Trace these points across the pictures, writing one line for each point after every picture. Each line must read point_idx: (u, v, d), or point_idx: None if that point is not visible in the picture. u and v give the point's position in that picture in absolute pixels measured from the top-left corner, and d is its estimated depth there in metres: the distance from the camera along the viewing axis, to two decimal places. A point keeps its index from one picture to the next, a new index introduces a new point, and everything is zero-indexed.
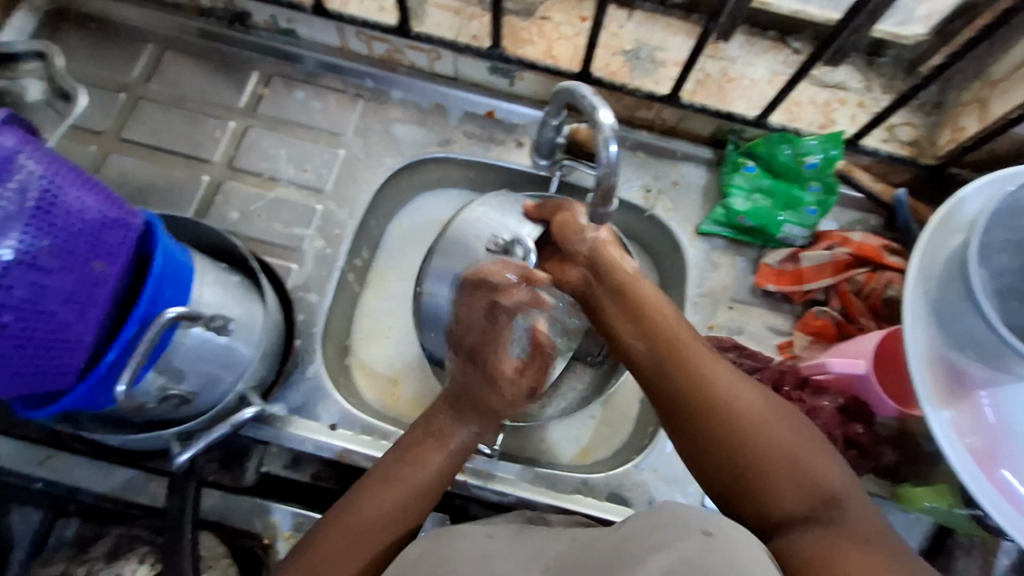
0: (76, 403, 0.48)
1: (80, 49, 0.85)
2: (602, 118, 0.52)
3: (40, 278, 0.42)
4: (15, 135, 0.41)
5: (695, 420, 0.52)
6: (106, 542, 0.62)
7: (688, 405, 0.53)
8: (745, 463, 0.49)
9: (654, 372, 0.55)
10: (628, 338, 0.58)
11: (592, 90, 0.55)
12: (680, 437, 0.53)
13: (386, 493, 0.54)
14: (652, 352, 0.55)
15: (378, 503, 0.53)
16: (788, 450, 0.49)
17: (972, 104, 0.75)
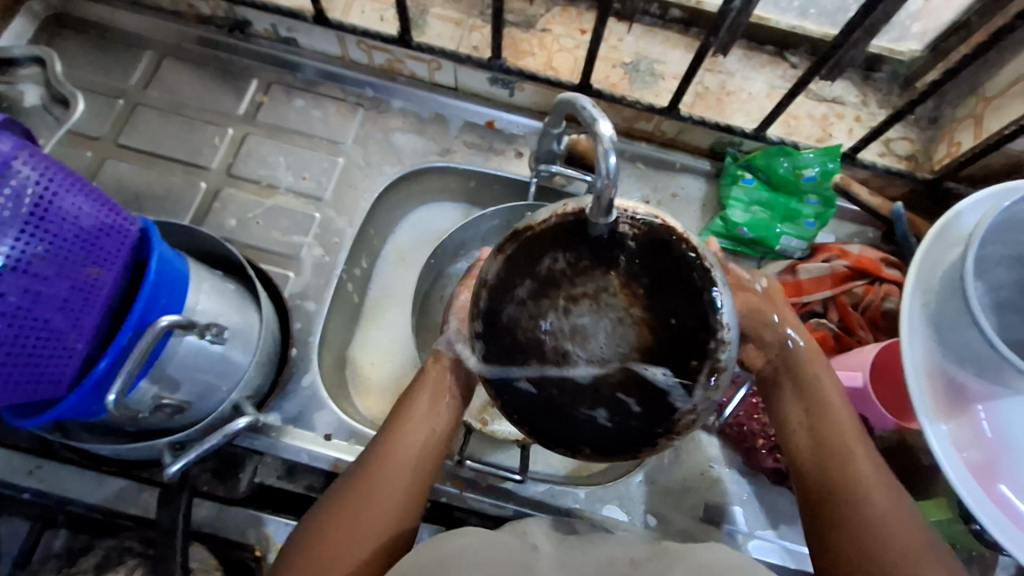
0: (68, 413, 0.47)
1: (78, 54, 0.85)
2: (603, 130, 0.46)
3: (33, 285, 0.41)
4: (12, 140, 0.40)
5: (822, 451, 0.55)
6: (95, 555, 0.61)
7: (819, 440, 0.56)
8: (847, 505, 0.52)
9: (796, 401, 0.58)
10: (792, 422, 0.58)
11: (591, 102, 0.49)
12: (813, 518, 0.54)
13: (394, 457, 0.55)
14: (792, 389, 0.59)
15: (392, 466, 0.54)
16: (910, 548, 0.49)
17: (967, 119, 0.76)
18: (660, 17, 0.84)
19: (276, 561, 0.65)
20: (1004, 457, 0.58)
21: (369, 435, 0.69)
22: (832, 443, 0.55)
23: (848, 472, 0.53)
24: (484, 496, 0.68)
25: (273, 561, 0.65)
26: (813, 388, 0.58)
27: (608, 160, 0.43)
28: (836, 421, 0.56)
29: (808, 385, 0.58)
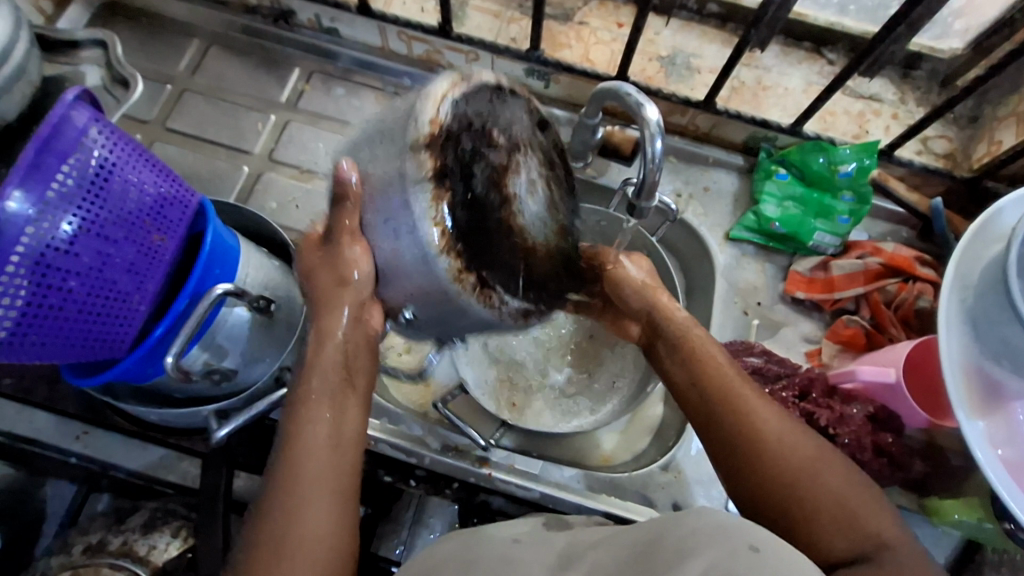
0: (127, 374, 0.50)
1: (130, 40, 0.88)
2: (648, 115, 0.50)
3: (104, 247, 0.44)
4: (88, 111, 0.43)
5: (714, 416, 0.54)
6: (142, 513, 0.65)
7: (718, 404, 0.54)
8: (759, 456, 0.51)
9: (681, 372, 0.58)
10: (677, 377, 0.58)
11: (637, 90, 0.52)
12: (731, 476, 0.52)
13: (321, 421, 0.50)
14: (677, 356, 0.59)
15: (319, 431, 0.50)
16: (840, 498, 0.48)
17: (1010, 118, 0.75)
18: (698, 11, 0.84)
19: None
20: None
21: (401, 415, 0.72)
22: (725, 400, 0.54)
23: (758, 425, 0.52)
24: (510, 477, 0.69)
25: None
26: (687, 350, 0.59)
27: (656, 146, 0.49)
28: (724, 377, 0.55)
29: (690, 355, 0.58)
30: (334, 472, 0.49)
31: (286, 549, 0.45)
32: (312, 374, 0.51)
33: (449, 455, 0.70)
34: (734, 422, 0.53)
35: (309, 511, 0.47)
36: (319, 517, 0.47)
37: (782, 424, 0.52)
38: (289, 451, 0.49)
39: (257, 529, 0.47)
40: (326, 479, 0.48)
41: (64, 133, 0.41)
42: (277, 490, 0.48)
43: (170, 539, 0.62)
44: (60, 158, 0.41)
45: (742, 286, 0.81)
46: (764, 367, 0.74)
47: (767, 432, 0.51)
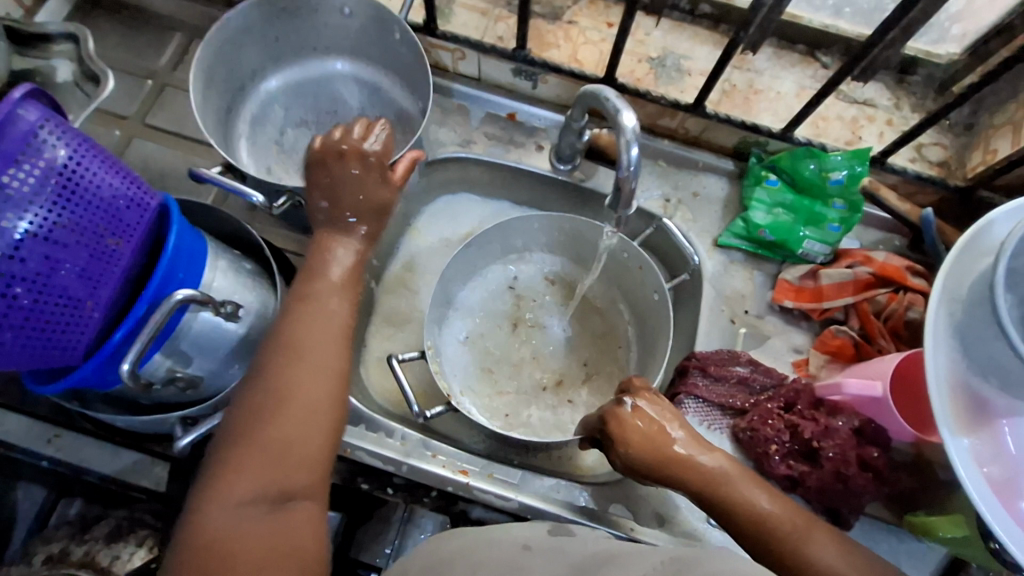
0: (84, 381, 0.48)
1: (110, 34, 0.86)
2: (625, 121, 0.49)
3: (54, 253, 0.42)
4: (39, 110, 0.41)
5: (767, 547, 0.50)
6: (107, 523, 0.64)
7: (750, 528, 0.51)
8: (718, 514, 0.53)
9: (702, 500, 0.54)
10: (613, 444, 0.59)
11: (617, 94, 0.52)
12: None
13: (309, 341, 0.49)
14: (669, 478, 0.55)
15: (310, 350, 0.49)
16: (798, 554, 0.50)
17: (1006, 126, 0.73)
18: (689, 12, 0.82)
19: None
20: None
21: (381, 422, 0.70)
22: (755, 534, 0.51)
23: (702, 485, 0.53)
24: (489, 487, 0.68)
25: None
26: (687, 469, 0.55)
27: (631, 154, 0.48)
28: (742, 499, 0.53)
29: (691, 473, 0.54)
30: (343, 328, 0.50)
31: (300, 394, 0.46)
32: (322, 281, 0.52)
33: (427, 463, 0.68)
34: (779, 545, 0.50)
35: (321, 373, 0.48)
36: (326, 374, 0.48)
37: (818, 543, 0.50)
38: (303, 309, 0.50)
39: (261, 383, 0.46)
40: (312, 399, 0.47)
41: (9, 134, 0.40)
42: (291, 336, 0.49)
43: (135, 548, 0.61)
44: (5, 160, 0.39)
45: (730, 295, 0.80)
46: (751, 378, 0.74)
47: (795, 540, 0.50)
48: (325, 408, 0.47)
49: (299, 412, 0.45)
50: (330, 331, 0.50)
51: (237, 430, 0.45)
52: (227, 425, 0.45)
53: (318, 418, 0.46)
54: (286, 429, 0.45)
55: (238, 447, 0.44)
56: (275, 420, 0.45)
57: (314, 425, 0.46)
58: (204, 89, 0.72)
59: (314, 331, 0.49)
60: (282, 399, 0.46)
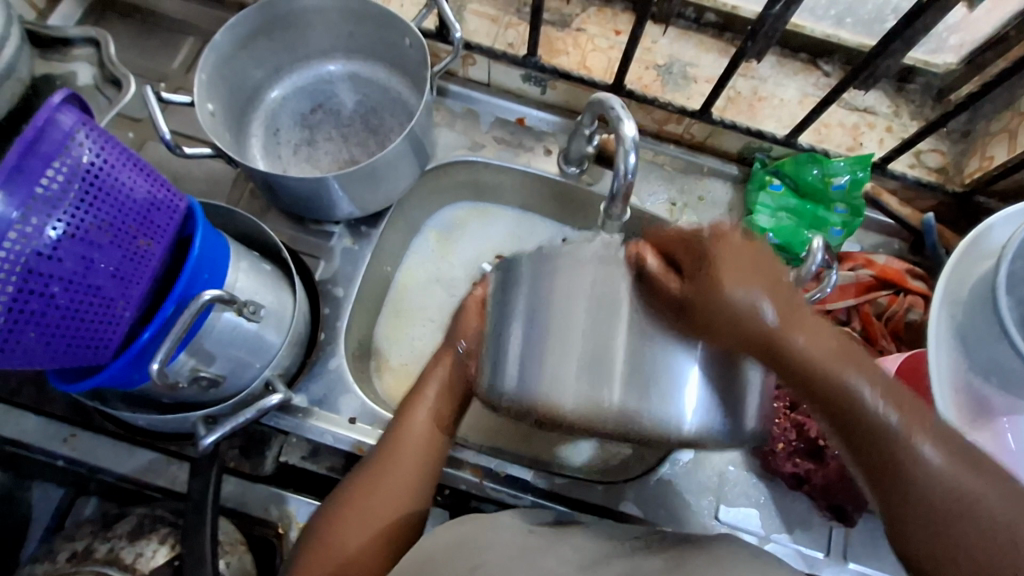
0: (111, 380, 0.49)
1: (123, 38, 0.87)
2: (627, 130, 0.56)
3: (88, 252, 0.43)
4: (76, 114, 0.42)
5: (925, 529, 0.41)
6: (128, 521, 0.61)
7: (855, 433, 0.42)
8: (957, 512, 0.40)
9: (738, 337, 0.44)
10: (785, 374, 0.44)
11: (621, 104, 0.58)
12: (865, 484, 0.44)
13: (402, 447, 0.58)
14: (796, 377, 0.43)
15: (401, 462, 0.58)
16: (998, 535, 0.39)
17: (1002, 133, 0.75)
18: (695, 20, 0.84)
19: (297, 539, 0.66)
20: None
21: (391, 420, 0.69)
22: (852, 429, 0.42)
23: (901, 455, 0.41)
24: (502, 485, 0.69)
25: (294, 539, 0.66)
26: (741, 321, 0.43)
27: (628, 161, 0.56)
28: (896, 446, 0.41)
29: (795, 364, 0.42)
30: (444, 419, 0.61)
31: (376, 489, 0.56)
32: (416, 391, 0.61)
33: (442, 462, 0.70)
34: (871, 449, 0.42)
35: (377, 496, 0.56)
36: (407, 458, 0.58)
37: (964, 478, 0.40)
38: (406, 407, 0.61)
39: (362, 468, 0.58)
40: (382, 511, 0.55)
41: (50, 135, 0.40)
42: (389, 435, 0.60)
43: (156, 546, 0.59)
44: (45, 162, 0.40)
45: None
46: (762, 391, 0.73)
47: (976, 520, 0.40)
48: (401, 489, 0.57)
49: (367, 512, 0.55)
50: (421, 424, 0.60)
51: (329, 503, 0.57)
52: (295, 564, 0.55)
53: (398, 500, 0.56)
54: (370, 512, 0.55)
55: (322, 530, 0.55)
56: (361, 506, 0.56)
57: (389, 514, 0.56)
58: (217, 75, 0.74)
59: (409, 441, 0.59)
60: (360, 492, 0.56)
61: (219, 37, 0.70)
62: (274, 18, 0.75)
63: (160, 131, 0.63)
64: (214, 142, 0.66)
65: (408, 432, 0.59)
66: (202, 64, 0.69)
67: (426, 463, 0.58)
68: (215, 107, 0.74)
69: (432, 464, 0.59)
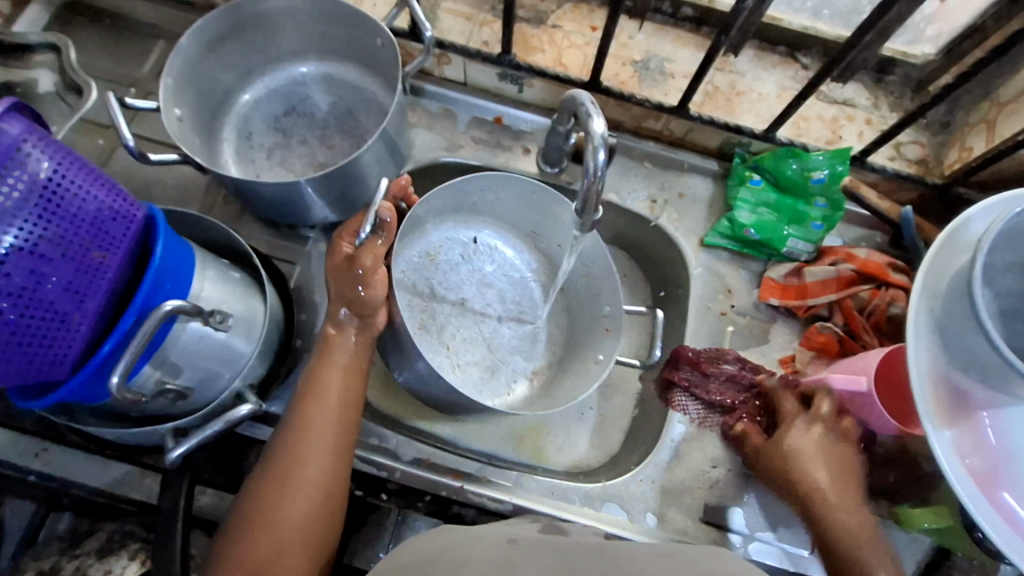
0: (71, 396, 0.48)
1: (90, 43, 0.85)
2: (596, 127, 0.54)
3: (38, 266, 0.42)
4: (21, 123, 0.41)
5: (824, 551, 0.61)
6: (97, 538, 0.63)
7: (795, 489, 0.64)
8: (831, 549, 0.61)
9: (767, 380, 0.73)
10: None
11: (591, 100, 0.56)
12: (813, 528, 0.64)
13: (311, 431, 0.58)
14: None
15: (314, 449, 0.58)
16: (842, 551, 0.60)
17: (980, 124, 0.75)
18: (671, 15, 0.83)
19: None
20: (1006, 464, 0.57)
21: None
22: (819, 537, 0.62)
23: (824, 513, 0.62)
24: (483, 490, 0.68)
25: None
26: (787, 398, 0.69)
27: (598, 159, 0.53)
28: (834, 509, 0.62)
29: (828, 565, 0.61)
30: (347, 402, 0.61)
31: (292, 478, 0.56)
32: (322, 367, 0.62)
33: (421, 469, 0.69)
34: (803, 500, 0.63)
35: (294, 486, 0.56)
36: (312, 474, 0.57)
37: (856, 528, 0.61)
38: (302, 422, 0.59)
39: (273, 456, 0.58)
40: (302, 502, 0.56)
41: None
42: (287, 453, 0.58)
43: (126, 562, 0.60)
44: None
45: (718, 291, 0.81)
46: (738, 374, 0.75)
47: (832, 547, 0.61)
48: (310, 510, 0.56)
49: (288, 502, 0.56)
50: (324, 438, 0.58)
51: (247, 494, 0.57)
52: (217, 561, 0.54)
53: (308, 521, 0.56)
54: (281, 536, 0.55)
55: (245, 527, 0.55)
56: (269, 531, 0.55)
57: (300, 535, 0.55)
58: (184, 79, 0.72)
59: (319, 423, 0.59)
60: (276, 483, 0.56)
61: (184, 40, 0.68)
62: (241, 20, 0.73)
63: (123, 138, 0.62)
64: (180, 148, 0.65)
65: (314, 413, 0.59)
66: (167, 68, 0.68)
67: (339, 447, 0.59)
68: (183, 112, 0.73)
69: (344, 445, 0.60)
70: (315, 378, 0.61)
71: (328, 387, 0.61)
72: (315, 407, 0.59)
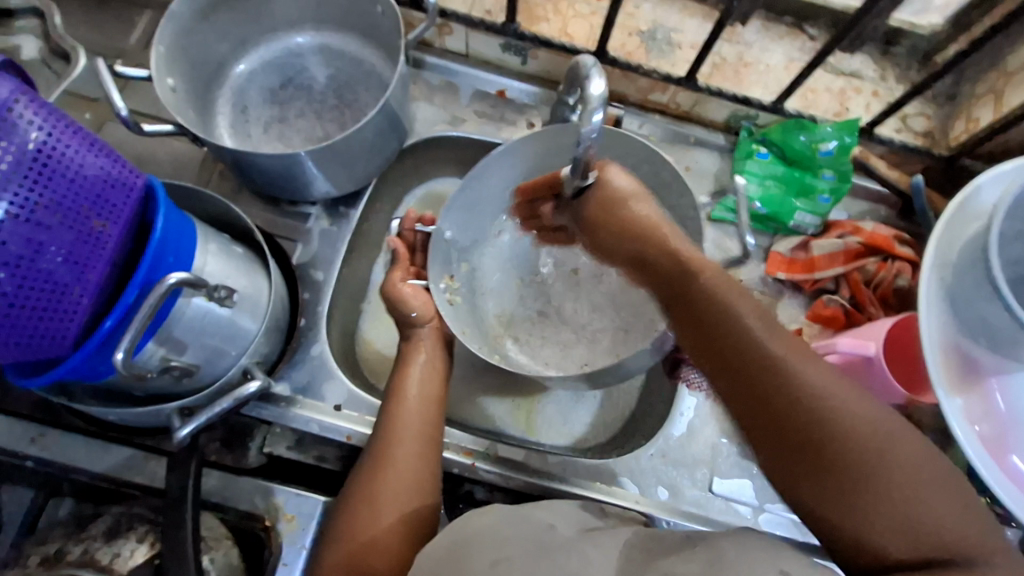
0: (75, 373, 0.46)
1: (73, 12, 0.81)
2: (595, 88, 0.48)
3: (36, 235, 0.40)
4: (12, 82, 0.39)
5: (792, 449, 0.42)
6: (103, 520, 0.59)
7: (849, 470, 0.39)
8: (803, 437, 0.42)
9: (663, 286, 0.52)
10: None
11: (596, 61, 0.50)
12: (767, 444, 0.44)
13: (399, 420, 0.58)
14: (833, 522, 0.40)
15: (403, 439, 0.56)
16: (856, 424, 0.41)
17: (987, 95, 0.75)
18: None
19: (285, 532, 0.62)
20: (1016, 429, 0.58)
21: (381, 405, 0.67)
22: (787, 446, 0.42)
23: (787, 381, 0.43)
24: (494, 467, 0.68)
25: (282, 532, 0.62)
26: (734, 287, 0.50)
27: (593, 125, 0.48)
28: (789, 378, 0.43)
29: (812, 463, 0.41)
30: (430, 393, 0.61)
31: (386, 463, 0.55)
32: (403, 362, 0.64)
33: None
34: (855, 479, 0.39)
35: (390, 471, 0.55)
36: (405, 455, 0.55)
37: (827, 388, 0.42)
38: (389, 414, 0.58)
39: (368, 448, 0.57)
40: (397, 487, 0.54)
41: None
42: (377, 443, 0.57)
43: (136, 544, 0.56)
44: None
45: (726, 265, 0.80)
46: None
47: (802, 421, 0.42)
48: (403, 494, 0.54)
49: (386, 486, 0.54)
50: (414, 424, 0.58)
51: (348, 487, 0.56)
52: (327, 549, 0.53)
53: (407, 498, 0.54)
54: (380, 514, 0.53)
55: (348, 517, 0.53)
56: (371, 511, 0.53)
57: (400, 512, 0.53)
58: (177, 47, 0.69)
59: (406, 411, 0.58)
60: (372, 469, 0.55)
61: (178, 5, 0.65)
62: None
63: (116, 107, 0.59)
64: (176, 118, 0.62)
65: (400, 405, 0.59)
66: (160, 35, 0.65)
67: (428, 433, 0.58)
68: (176, 82, 0.70)
69: (434, 433, 0.58)
70: (400, 373, 0.62)
71: (409, 385, 0.61)
72: (398, 402, 0.59)
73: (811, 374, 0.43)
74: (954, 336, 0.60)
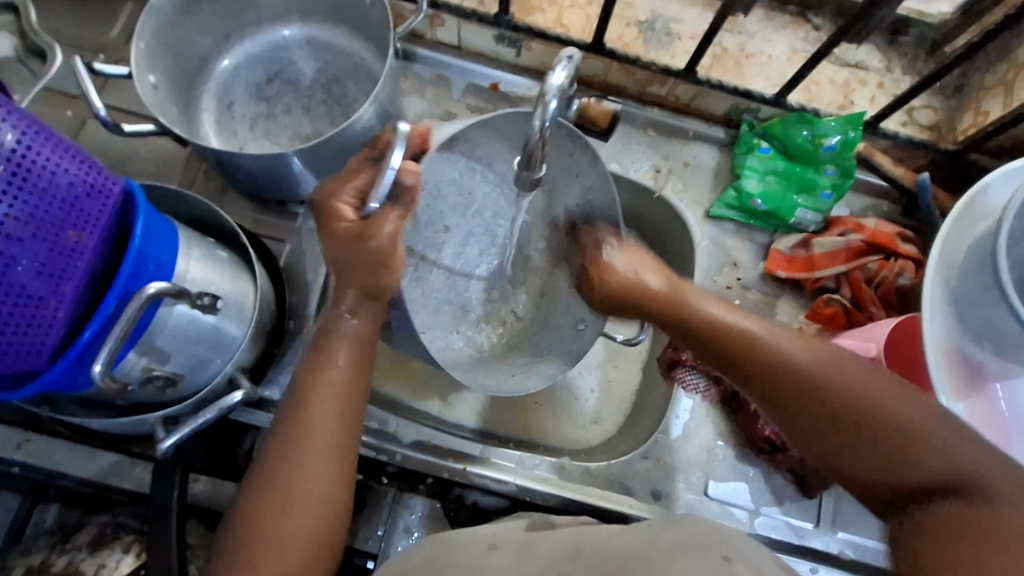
0: (53, 385, 0.45)
1: (52, 4, 0.79)
2: (557, 79, 0.46)
3: (8, 248, 0.39)
4: None
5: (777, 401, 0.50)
6: (89, 530, 0.60)
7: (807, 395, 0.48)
8: (803, 387, 0.48)
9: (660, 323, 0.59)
10: None
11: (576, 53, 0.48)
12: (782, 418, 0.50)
13: (308, 435, 0.51)
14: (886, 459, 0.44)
15: (314, 459, 0.50)
16: (840, 384, 0.47)
17: (997, 87, 0.72)
18: None
19: None
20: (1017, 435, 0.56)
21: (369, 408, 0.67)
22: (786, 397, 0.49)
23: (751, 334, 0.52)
24: (485, 472, 0.67)
25: None
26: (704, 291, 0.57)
27: (547, 113, 0.46)
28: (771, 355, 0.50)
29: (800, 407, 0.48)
30: (349, 392, 0.53)
31: (285, 488, 0.49)
32: (325, 336, 0.54)
33: (424, 452, 0.67)
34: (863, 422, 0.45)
35: (293, 497, 0.48)
36: (310, 474, 0.50)
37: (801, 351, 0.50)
38: (297, 420, 0.51)
39: (265, 458, 0.51)
40: (299, 514, 0.48)
41: None
42: (278, 456, 0.50)
43: (121, 555, 0.57)
44: None
45: (723, 264, 0.79)
46: None
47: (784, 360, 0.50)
48: (306, 523, 0.48)
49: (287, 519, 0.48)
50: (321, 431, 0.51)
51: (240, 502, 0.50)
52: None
53: (307, 522, 0.49)
54: (267, 540, 0.47)
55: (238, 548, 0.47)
56: (262, 537, 0.47)
57: (297, 542, 0.48)
58: (159, 42, 0.67)
59: (318, 418, 0.51)
60: (269, 491, 0.49)
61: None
62: None
63: (93, 107, 0.57)
64: (157, 118, 0.60)
65: (311, 411, 0.51)
66: (139, 30, 0.62)
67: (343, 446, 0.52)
68: (157, 79, 0.68)
69: (348, 446, 0.52)
70: (317, 359, 0.53)
71: (328, 368, 0.53)
72: (310, 406, 0.51)
73: (786, 346, 0.50)
74: (961, 340, 0.58)
